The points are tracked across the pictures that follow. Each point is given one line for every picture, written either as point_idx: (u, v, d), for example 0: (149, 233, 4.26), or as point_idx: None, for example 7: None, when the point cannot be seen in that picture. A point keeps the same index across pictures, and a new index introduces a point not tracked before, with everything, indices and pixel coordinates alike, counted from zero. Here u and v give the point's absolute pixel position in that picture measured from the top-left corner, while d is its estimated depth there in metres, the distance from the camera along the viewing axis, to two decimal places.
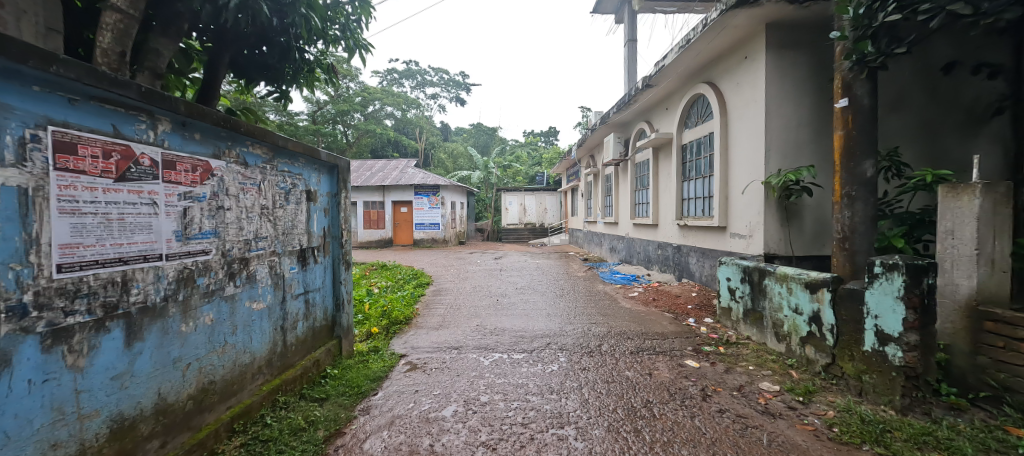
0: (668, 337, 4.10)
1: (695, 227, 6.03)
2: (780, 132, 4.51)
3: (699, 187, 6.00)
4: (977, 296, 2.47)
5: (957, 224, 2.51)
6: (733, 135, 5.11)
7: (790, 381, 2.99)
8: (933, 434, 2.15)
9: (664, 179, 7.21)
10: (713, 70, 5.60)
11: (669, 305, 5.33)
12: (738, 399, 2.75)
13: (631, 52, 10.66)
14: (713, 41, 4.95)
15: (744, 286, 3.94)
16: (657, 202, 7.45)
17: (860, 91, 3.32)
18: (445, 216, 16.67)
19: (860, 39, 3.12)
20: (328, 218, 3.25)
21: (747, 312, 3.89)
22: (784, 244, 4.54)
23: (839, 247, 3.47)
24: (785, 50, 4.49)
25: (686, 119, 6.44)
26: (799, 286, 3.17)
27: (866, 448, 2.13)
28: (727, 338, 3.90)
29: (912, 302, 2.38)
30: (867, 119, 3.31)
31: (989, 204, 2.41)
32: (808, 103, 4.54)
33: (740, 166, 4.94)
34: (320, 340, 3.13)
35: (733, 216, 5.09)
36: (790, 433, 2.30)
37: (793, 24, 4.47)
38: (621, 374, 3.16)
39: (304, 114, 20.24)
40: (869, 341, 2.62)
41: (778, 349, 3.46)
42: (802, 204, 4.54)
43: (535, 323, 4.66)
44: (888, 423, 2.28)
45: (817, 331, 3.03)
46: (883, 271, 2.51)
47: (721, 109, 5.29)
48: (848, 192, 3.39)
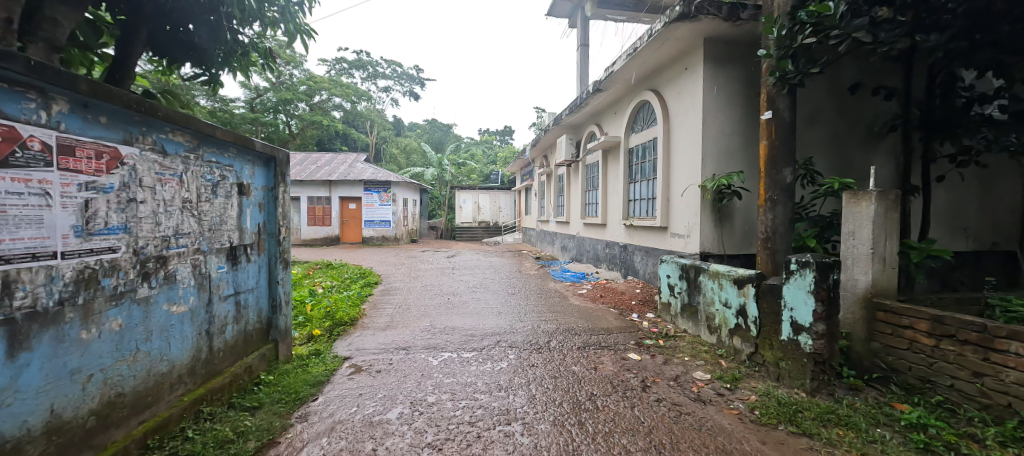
0: (613, 332, 4.27)
1: (640, 227, 6.34)
2: (715, 140, 4.86)
3: (643, 189, 6.31)
4: (871, 288, 2.83)
5: (857, 227, 2.85)
6: (674, 140, 5.43)
7: (719, 369, 3.24)
8: (835, 412, 2.43)
9: (613, 180, 7.50)
10: (657, 78, 5.90)
11: (615, 302, 5.56)
12: (674, 388, 2.93)
13: (584, 56, 10.97)
14: (657, 51, 5.21)
15: (682, 282, 4.21)
16: (606, 203, 7.73)
17: (782, 105, 3.66)
18: (396, 214, 16.18)
19: (782, 58, 3.45)
20: (263, 213, 3.02)
21: (684, 307, 4.16)
22: (717, 243, 4.90)
23: (763, 246, 3.81)
24: (720, 63, 4.84)
25: (632, 123, 6.74)
26: (729, 282, 3.44)
27: (781, 428, 2.35)
28: (666, 332, 4.14)
29: (821, 295, 2.67)
30: (787, 130, 3.66)
31: (882, 209, 2.74)
32: (739, 114, 4.93)
33: (680, 169, 5.26)
34: (253, 345, 2.92)
35: (673, 217, 5.41)
36: (718, 418, 2.49)
37: (727, 40, 4.83)
38: (568, 369, 3.25)
39: (241, 101, 18.73)
40: (786, 331, 2.90)
41: (710, 341, 3.73)
42: (732, 207, 4.92)
43: (486, 321, 4.67)
44: (800, 404, 2.54)
45: (743, 323, 3.31)
46: (798, 268, 2.80)
47: (664, 116, 5.61)
48: (771, 196, 3.72)
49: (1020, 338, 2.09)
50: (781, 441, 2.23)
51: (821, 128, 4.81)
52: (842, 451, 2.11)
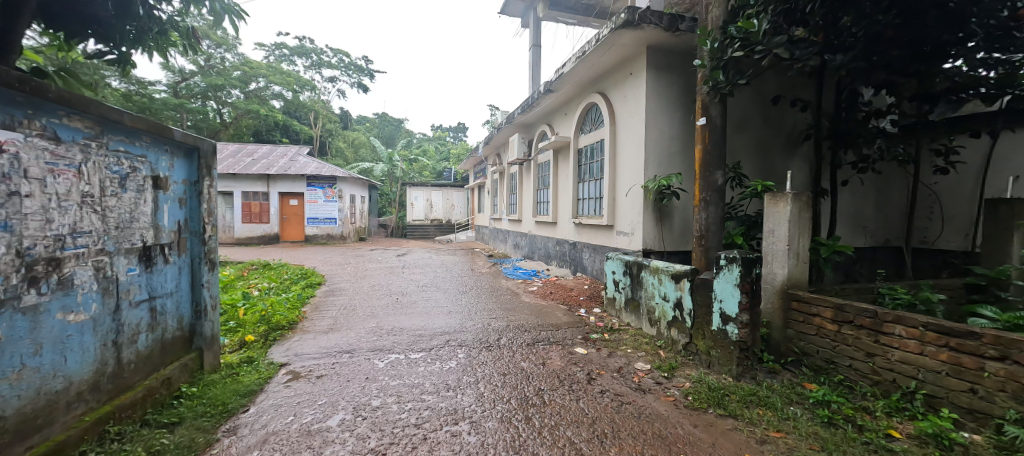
0: (561, 327, 4.39)
1: (588, 225, 6.55)
2: (657, 143, 5.13)
3: (591, 188, 6.53)
4: (788, 281, 3.14)
5: (776, 226, 3.15)
6: (620, 142, 5.67)
7: (658, 359, 3.44)
8: (756, 394, 2.67)
9: (563, 179, 7.68)
10: (605, 82, 6.12)
11: (564, 298, 5.72)
12: (617, 379, 3.07)
13: (536, 57, 11.10)
14: (604, 56, 5.40)
15: (625, 278, 4.41)
16: (556, 201, 7.91)
17: (714, 112, 3.94)
18: (343, 211, 15.45)
19: (714, 69, 3.71)
20: (184, 210, 2.74)
21: (628, 301, 4.36)
22: (657, 240, 5.19)
23: (697, 243, 4.09)
24: (661, 71, 5.12)
25: (581, 124, 6.94)
26: (667, 277, 3.66)
27: (710, 411, 2.55)
28: (611, 326, 4.33)
29: (746, 288, 2.91)
30: (719, 136, 3.95)
31: (797, 210, 3.04)
32: (678, 119, 5.24)
33: (625, 170, 5.50)
34: (173, 355, 2.64)
35: (619, 216, 5.66)
36: (656, 405, 2.65)
37: (667, 49, 5.11)
38: (517, 366, 3.29)
39: (163, 85, 16.89)
40: (716, 321, 3.14)
41: (650, 333, 3.95)
42: (672, 206, 5.23)
43: (436, 320, 4.59)
44: (727, 388, 2.76)
45: (679, 315, 3.53)
46: (726, 263, 3.03)
47: (611, 118, 5.83)
48: (704, 197, 4.00)
49: (903, 322, 2.42)
50: (711, 424, 2.41)
51: (749, 135, 5.23)
52: (761, 429, 2.32)
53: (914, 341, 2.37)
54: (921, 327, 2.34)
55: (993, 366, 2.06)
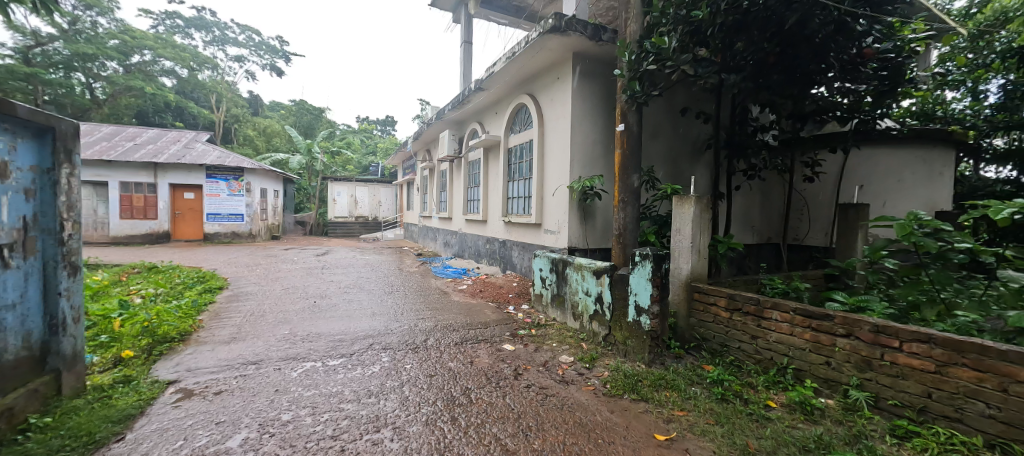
0: (490, 325, 4.42)
1: (517, 223, 6.68)
2: (581, 145, 5.39)
3: (521, 187, 6.66)
4: (691, 274, 3.49)
5: (682, 225, 3.48)
6: (548, 144, 5.86)
7: (581, 351, 3.63)
8: (664, 378, 2.93)
9: (493, 178, 7.74)
10: (534, 84, 6.27)
11: (493, 296, 5.78)
12: (542, 373, 3.18)
13: (467, 54, 11.01)
14: (533, 58, 5.54)
15: (551, 275, 4.57)
16: (486, 199, 7.94)
17: (631, 119, 4.24)
18: (251, 206, 13.92)
19: (632, 79, 4.02)
20: (34, 203, 2.25)
21: (553, 297, 4.53)
22: (581, 238, 5.46)
23: (616, 241, 4.38)
24: (585, 78, 5.39)
25: (512, 124, 7.05)
26: (589, 273, 3.87)
27: (625, 397, 2.75)
28: (537, 321, 4.46)
29: (656, 282, 3.19)
30: (635, 141, 4.26)
31: (699, 210, 3.38)
32: (601, 124, 5.55)
33: (552, 171, 5.71)
34: (16, 380, 2.16)
35: (546, 215, 5.85)
36: (577, 395, 2.79)
37: (592, 57, 5.39)
38: (444, 366, 3.24)
39: (8, 47, 13.73)
40: (631, 313, 3.39)
41: (574, 327, 4.15)
42: (594, 206, 5.52)
43: (358, 324, 4.35)
44: (640, 375, 3.00)
45: (599, 308, 3.76)
46: (640, 259, 3.29)
47: (539, 120, 6.00)
48: (622, 198, 4.29)
49: (779, 308, 2.84)
50: (625, 408, 2.60)
51: (662, 142, 5.71)
52: (667, 410, 2.56)
53: (786, 324, 2.79)
54: (791, 312, 2.76)
55: (842, 342, 2.50)
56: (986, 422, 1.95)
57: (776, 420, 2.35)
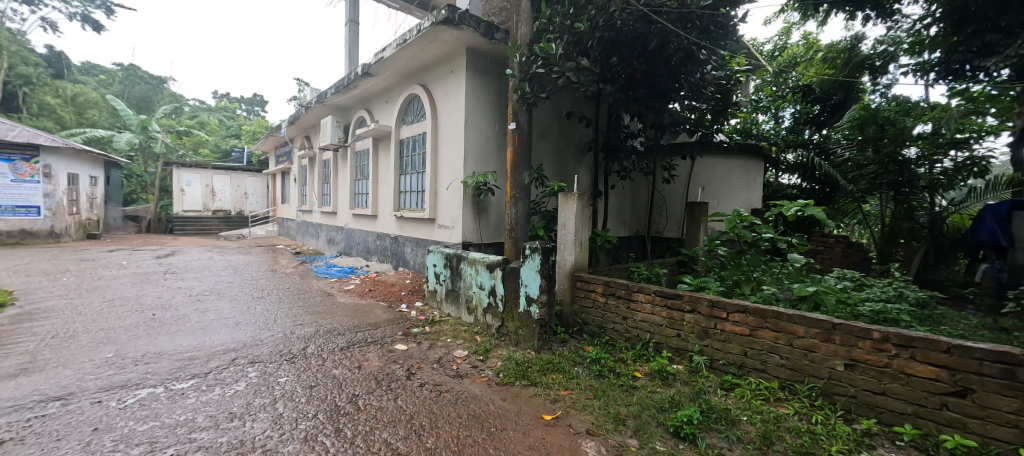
0: (380, 326, 4.19)
1: (409, 218, 6.45)
2: (475, 142, 5.43)
3: (414, 181, 6.44)
4: (574, 265, 3.82)
5: (566, 220, 3.76)
6: (441, 138, 5.76)
7: (475, 344, 3.69)
8: (551, 362, 3.15)
9: (384, 170, 7.31)
10: (426, 75, 6.09)
11: (385, 295, 5.49)
12: (436, 370, 3.14)
13: (353, 34, 10.13)
14: (426, 48, 5.37)
15: (446, 270, 4.53)
16: (376, 193, 7.48)
17: (522, 119, 4.42)
18: (52, 197, 10.72)
19: (522, 80, 4.19)
20: None
21: (448, 292, 4.50)
22: (476, 233, 5.52)
23: (508, 235, 4.55)
24: (478, 74, 5.42)
25: (403, 115, 6.74)
26: (483, 267, 3.94)
27: (516, 383, 2.90)
28: (432, 318, 4.39)
29: (544, 273, 3.41)
30: (525, 140, 4.45)
31: (581, 206, 3.69)
32: (494, 121, 5.64)
33: (446, 166, 5.64)
34: None
35: (440, 209, 5.77)
36: (471, 388, 2.83)
37: (485, 54, 5.44)
38: (327, 375, 2.96)
39: None
40: (522, 304, 3.56)
41: (468, 321, 4.19)
42: (488, 202, 5.61)
43: (217, 337, 3.70)
44: (530, 361, 3.17)
45: (493, 301, 3.86)
46: (530, 252, 3.46)
47: (432, 113, 5.86)
48: (514, 194, 4.46)
49: (644, 290, 3.28)
50: (517, 394, 2.74)
51: (550, 142, 6.08)
52: (554, 391, 2.76)
53: (649, 304, 3.24)
54: (653, 293, 3.22)
55: (688, 316, 3.00)
56: (781, 369, 2.55)
57: (640, 388, 2.73)
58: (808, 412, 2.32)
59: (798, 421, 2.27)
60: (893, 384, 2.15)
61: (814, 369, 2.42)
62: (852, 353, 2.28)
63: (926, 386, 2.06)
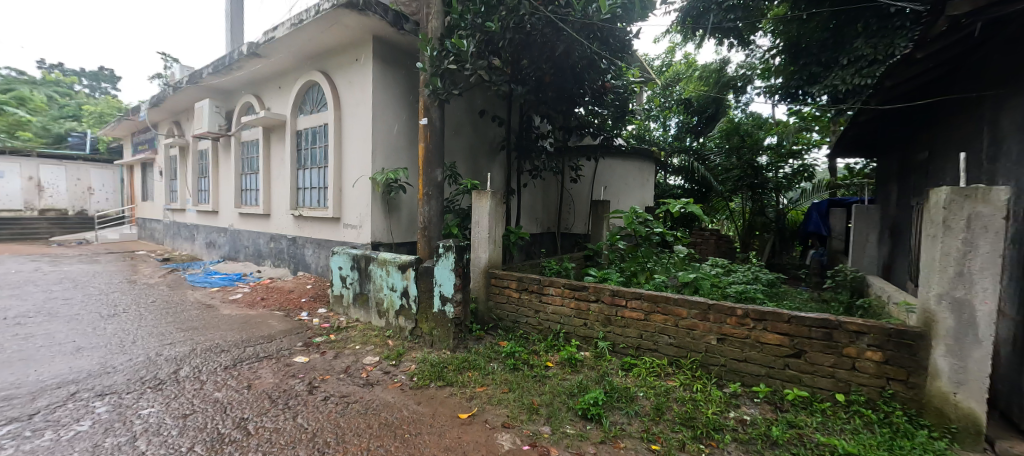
0: (275, 338, 3.74)
1: (310, 218, 5.88)
2: (384, 136, 5.15)
3: (314, 177, 5.88)
4: (489, 262, 3.85)
5: (480, 218, 3.77)
6: (346, 130, 5.35)
7: (387, 349, 3.51)
8: (467, 360, 3.14)
9: (277, 164, 6.54)
10: (328, 62, 5.60)
11: (280, 303, 4.92)
12: (343, 380, 2.91)
13: (236, 8, 8.86)
14: (326, 31, 4.94)
15: (353, 273, 4.22)
16: (268, 189, 6.67)
17: (434, 115, 4.30)
18: None
19: (434, 75, 4.09)
20: None
21: (356, 296, 4.21)
22: (386, 232, 5.24)
23: (421, 234, 4.42)
24: (386, 65, 5.14)
25: (301, 104, 6.11)
26: (394, 268, 3.75)
27: (432, 385, 2.83)
28: (337, 325, 4.06)
29: (459, 271, 3.37)
30: (437, 136, 4.35)
31: (494, 204, 3.73)
32: (404, 115, 5.40)
33: (351, 161, 5.26)
34: None
35: (346, 208, 5.36)
36: (383, 395, 2.69)
37: (393, 44, 5.18)
38: (206, 400, 2.54)
39: None
40: (436, 304, 3.48)
41: (379, 325, 3.97)
42: (399, 200, 5.36)
43: (48, 368, 2.95)
44: (445, 362, 3.12)
45: (406, 303, 3.71)
46: (443, 251, 3.40)
47: (335, 103, 5.41)
48: (427, 192, 4.34)
49: (554, 284, 3.44)
50: (431, 397, 2.67)
51: (463, 139, 6.04)
52: (470, 389, 2.76)
53: (559, 296, 3.42)
54: (562, 286, 3.40)
55: (593, 306, 3.23)
56: (669, 347, 2.90)
57: (552, 376, 2.87)
58: (691, 382, 2.66)
59: (683, 391, 2.60)
60: (752, 352, 2.58)
61: (694, 345, 2.79)
62: (722, 328, 2.68)
63: (775, 350, 2.51)
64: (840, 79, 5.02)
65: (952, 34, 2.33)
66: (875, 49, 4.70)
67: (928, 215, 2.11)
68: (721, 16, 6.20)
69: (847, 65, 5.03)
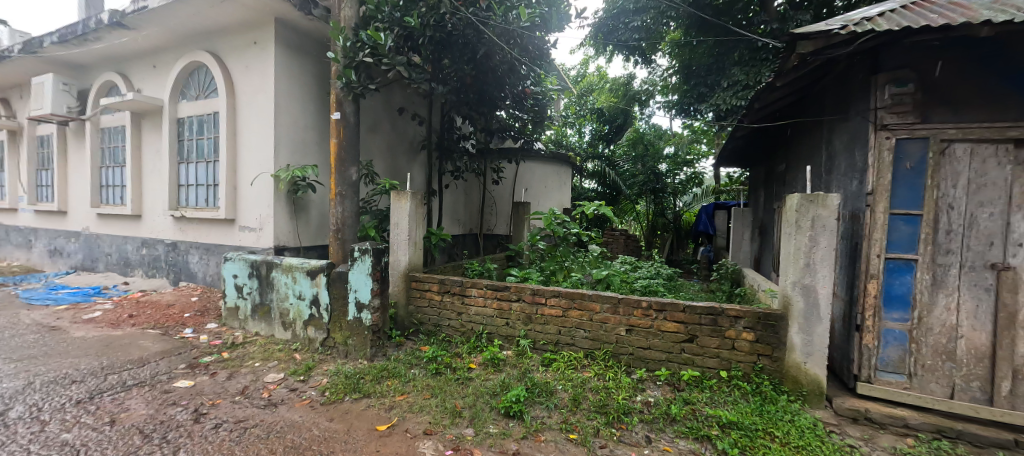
0: (149, 361, 3.17)
1: (195, 219, 5.11)
2: (289, 129, 4.67)
3: (200, 172, 5.12)
4: (409, 265, 3.72)
5: (399, 220, 3.62)
6: (241, 121, 4.75)
7: (293, 364, 3.19)
8: (386, 369, 2.99)
9: (151, 156, 5.57)
10: (218, 42, 4.92)
11: (156, 319, 4.19)
12: (238, 404, 2.58)
13: None
14: (216, 7, 4.34)
15: (251, 281, 3.77)
16: (138, 185, 5.64)
17: (347, 109, 4.03)
18: None
19: (347, 67, 3.84)
20: None
21: (255, 308, 3.76)
22: (292, 235, 4.76)
23: (334, 236, 4.10)
24: (291, 51, 4.68)
25: (182, 88, 5.28)
26: (302, 274, 3.43)
27: (346, 399, 2.64)
28: (231, 341, 3.58)
29: (376, 276, 3.20)
30: (351, 133, 4.08)
31: (414, 205, 3.61)
32: (314, 108, 4.97)
33: (249, 156, 4.69)
34: None
35: (242, 208, 4.76)
36: (289, 415, 2.44)
37: (299, 29, 4.74)
38: (49, 444, 2.06)
39: None
40: (352, 311, 3.26)
41: (284, 338, 3.59)
42: (307, 200, 4.92)
43: None
44: (362, 372, 2.93)
45: (316, 312, 3.41)
46: (359, 255, 3.19)
47: (227, 89, 4.78)
48: (340, 192, 4.05)
49: (476, 286, 3.45)
50: (346, 411, 2.50)
51: (380, 137, 5.75)
52: (389, 398, 2.64)
53: (481, 297, 3.43)
54: (484, 287, 3.41)
55: (515, 305, 3.31)
56: (585, 340, 3.08)
57: (475, 378, 2.87)
58: (604, 372, 2.86)
59: (597, 380, 2.78)
60: (655, 339, 2.86)
61: (606, 337, 3.01)
62: (630, 320, 2.93)
63: (672, 337, 2.82)
64: (722, 100, 5.81)
65: (800, 69, 2.84)
66: (747, 76, 5.54)
67: (786, 216, 2.54)
68: (628, 35, 6.82)
69: (727, 87, 5.85)
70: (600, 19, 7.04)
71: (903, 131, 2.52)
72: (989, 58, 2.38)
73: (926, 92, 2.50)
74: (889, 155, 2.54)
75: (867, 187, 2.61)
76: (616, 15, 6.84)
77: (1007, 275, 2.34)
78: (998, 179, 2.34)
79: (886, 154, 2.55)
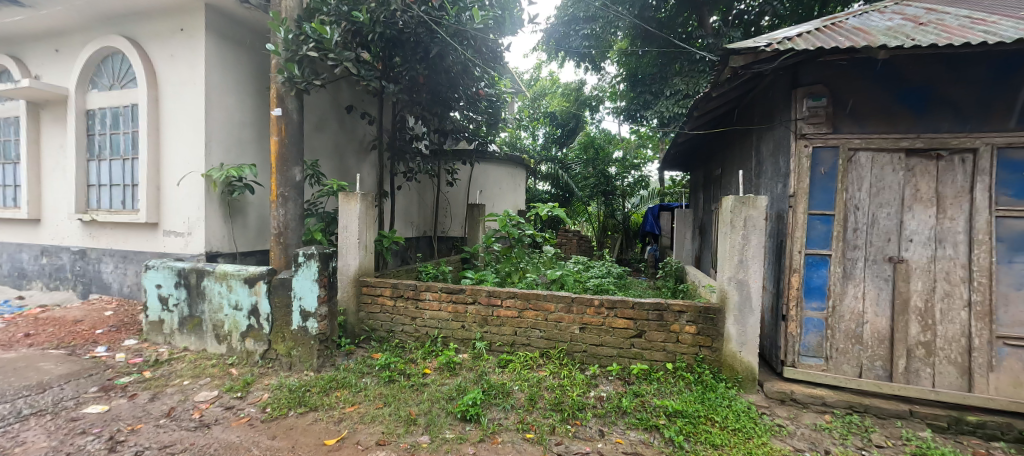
0: (50, 386, 2.78)
1: (109, 223, 4.56)
2: (222, 125, 4.30)
3: (115, 171, 4.58)
4: (359, 269, 3.57)
5: (348, 222, 3.46)
6: (165, 115, 4.31)
7: (229, 380, 2.93)
8: (335, 379, 2.84)
9: (52, 152, 4.89)
10: (137, 27, 4.45)
11: (61, 338, 3.68)
12: (163, 427, 2.33)
13: None
14: None
15: (178, 291, 3.42)
16: (37, 185, 4.94)
17: (290, 105, 3.79)
18: None
19: (289, 61, 3.62)
20: None
21: (183, 320, 3.42)
22: (227, 240, 4.38)
23: (275, 241, 3.84)
24: (225, 41, 4.32)
25: (92, 76, 4.69)
26: (238, 282, 3.17)
27: (291, 413, 2.48)
28: (155, 358, 3.23)
29: (324, 281, 3.04)
30: (295, 130, 3.84)
31: (365, 207, 3.48)
32: (251, 103, 4.61)
33: (175, 154, 4.26)
34: None
35: (167, 211, 4.32)
36: (225, 435, 2.24)
37: (234, 18, 4.40)
38: None
39: None
40: (296, 320, 3.07)
41: (218, 352, 3.31)
42: (245, 201, 4.55)
43: None
44: (307, 385, 2.77)
45: (255, 322, 3.18)
46: (304, 260, 3.01)
47: (148, 80, 4.31)
48: (282, 193, 3.79)
49: (431, 289, 3.38)
50: (290, 427, 2.34)
51: (327, 135, 5.47)
52: (338, 410, 2.51)
53: (436, 301, 3.37)
54: (439, 290, 3.36)
55: (470, 308, 3.28)
56: (540, 340, 3.12)
57: (430, 383, 2.81)
58: (558, 370, 2.92)
59: (552, 379, 2.83)
60: (607, 336, 2.97)
61: (561, 336, 3.07)
62: (583, 318, 3.01)
63: (623, 333, 2.93)
64: (665, 108, 6.18)
65: (732, 81, 3.09)
66: (687, 86, 5.95)
67: (722, 217, 2.75)
68: (579, 42, 7.08)
69: (669, 96, 6.22)
70: (552, 26, 7.26)
71: (818, 140, 2.81)
72: (884, 79, 2.74)
73: (836, 106, 2.81)
74: (807, 162, 2.82)
75: (790, 190, 2.88)
76: (567, 23, 7.08)
77: (901, 266, 2.69)
78: (893, 184, 2.69)
79: (805, 161, 2.83)
